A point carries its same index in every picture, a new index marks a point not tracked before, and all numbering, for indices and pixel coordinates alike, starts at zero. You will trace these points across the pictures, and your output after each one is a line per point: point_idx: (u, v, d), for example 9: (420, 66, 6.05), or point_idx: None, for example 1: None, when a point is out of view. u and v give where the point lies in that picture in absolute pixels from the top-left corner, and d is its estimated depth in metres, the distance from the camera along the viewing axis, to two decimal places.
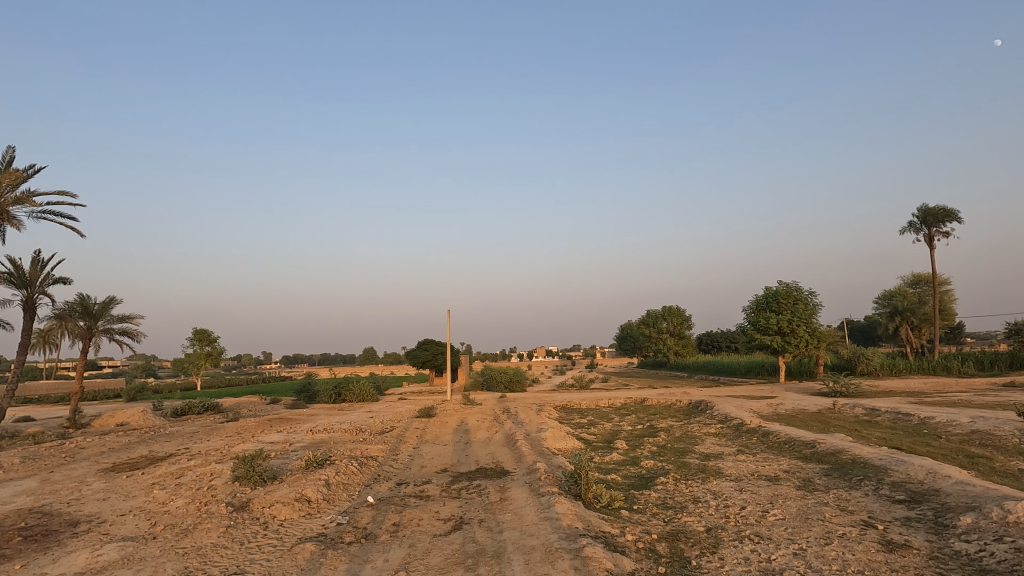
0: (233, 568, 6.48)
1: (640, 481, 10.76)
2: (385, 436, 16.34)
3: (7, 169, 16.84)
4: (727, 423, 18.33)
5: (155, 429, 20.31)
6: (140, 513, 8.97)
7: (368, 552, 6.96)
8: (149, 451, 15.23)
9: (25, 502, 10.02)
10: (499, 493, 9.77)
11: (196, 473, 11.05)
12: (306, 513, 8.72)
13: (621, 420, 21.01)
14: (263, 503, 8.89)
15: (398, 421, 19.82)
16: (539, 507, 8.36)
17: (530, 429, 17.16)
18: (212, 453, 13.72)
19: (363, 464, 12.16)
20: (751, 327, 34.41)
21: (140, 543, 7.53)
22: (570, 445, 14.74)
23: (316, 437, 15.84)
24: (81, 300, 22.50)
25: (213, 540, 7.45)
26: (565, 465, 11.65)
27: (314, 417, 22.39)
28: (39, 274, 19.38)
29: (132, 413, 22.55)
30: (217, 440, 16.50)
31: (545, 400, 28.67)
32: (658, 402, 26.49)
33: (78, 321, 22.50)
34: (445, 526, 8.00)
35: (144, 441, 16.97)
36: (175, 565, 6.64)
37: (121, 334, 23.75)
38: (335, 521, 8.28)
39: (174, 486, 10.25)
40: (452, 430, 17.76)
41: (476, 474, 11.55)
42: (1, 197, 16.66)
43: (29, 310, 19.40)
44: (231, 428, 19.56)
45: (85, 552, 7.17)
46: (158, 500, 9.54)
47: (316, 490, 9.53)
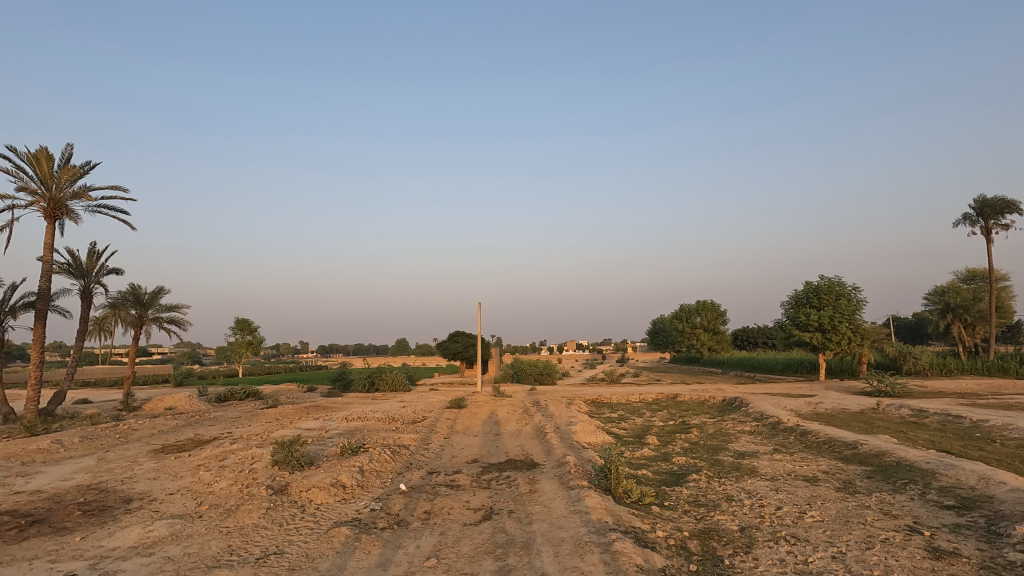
0: (272, 549, 6.74)
1: (671, 477, 10.62)
2: (417, 426, 16.62)
3: (66, 165, 17.77)
4: (763, 421, 17.85)
5: (199, 414, 21.29)
6: (186, 493, 9.43)
7: (400, 538, 7.13)
8: (194, 434, 15.98)
9: (83, 479, 10.68)
10: (528, 485, 9.81)
11: (237, 457, 11.53)
12: (341, 498, 8.99)
13: (652, 415, 20.72)
14: (300, 487, 9.22)
15: (430, 411, 20.14)
16: (569, 500, 8.36)
17: (560, 423, 17.15)
18: (252, 438, 14.29)
19: (396, 452, 12.43)
20: (789, 323, 33.32)
21: (186, 521, 7.93)
22: (600, 439, 14.66)
23: (350, 425, 16.26)
24: (133, 290, 23.69)
25: (254, 521, 7.77)
26: (595, 459, 11.60)
27: (349, 405, 23.00)
28: (94, 265, 20.50)
29: (179, 398, 23.73)
30: (257, 426, 17.16)
31: (575, 394, 28.54)
32: (691, 398, 26.03)
33: (129, 310, 23.72)
34: (475, 515, 8.11)
35: (190, 425, 17.82)
36: (219, 543, 6.96)
37: (169, 323, 24.92)
38: (368, 507, 8.51)
39: (218, 469, 10.72)
40: (482, 422, 17.90)
41: (505, 466, 11.63)
42: (60, 192, 17.64)
43: (86, 299, 20.57)
44: (269, 415, 20.28)
45: (137, 528, 7.60)
46: (203, 481, 10.00)
47: (351, 476, 9.81)
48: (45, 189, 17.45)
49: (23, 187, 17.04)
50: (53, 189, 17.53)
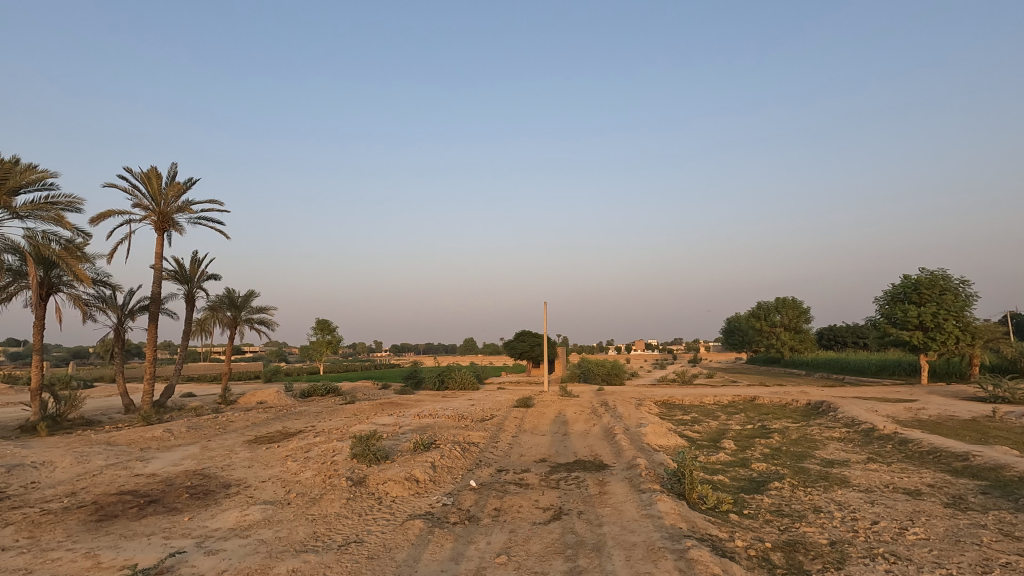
0: (353, 537, 7.12)
1: (750, 484, 10.06)
2: (486, 424, 16.90)
3: (172, 183, 19.76)
4: (855, 427, 16.47)
5: (286, 408, 22.95)
6: (276, 481, 10.18)
7: (471, 534, 7.28)
8: (283, 427, 17.22)
9: (190, 465, 11.83)
10: (598, 487, 9.67)
11: (319, 449, 12.29)
12: (414, 492, 9.33)
13: (728, 418, 19.74)
14: (377, 480, 9.68)
15: (498, 410, 20.43)
16: (640, 504, 8.15)
17: (629, 424, 16.77)
18: (333, 432, 15.15)
19: (466, 449, 12.71)
20: (884, 321, 30.53)
21: (278, 507, 8.56)
22: (673, 442, 14.16)
23: (422, 422, 16.82)
24: (228, 293, 25.94)
25: (336, 510, 8.24)
26: (667, 462, 11.23)
27: (420, 402, 23.83)
28: (196, 271, 22.65)
29: (269, 392, 25.72)
30: (337, 420, 18.20)
31: (644, 395, 27.80)
32: (771, 402, 24.50)
33: (226, 312, 25.99)
34: (545, 514, 8.12)
35: (279, 418, 19.22)
36: (305, 529, 7.46)
37: (259, 324, 27.04)
38: (441, 502, 8.76)
39: (303, 459, 11.48)
40: (550, 421, 17.88)
41: (574, 467, 11.53)
42: (167, 207, 19.64)
43: (190, 302, 22.78)
44: (348, 410, 21.46)
45: (235, 511, 8.31)
46: (291, 471, 10.76)
47: (424, 471, 10.15)
48: (155, 205, 19.49)
49: (137, 203, 19.13)
50: (161, 204, 19.55)
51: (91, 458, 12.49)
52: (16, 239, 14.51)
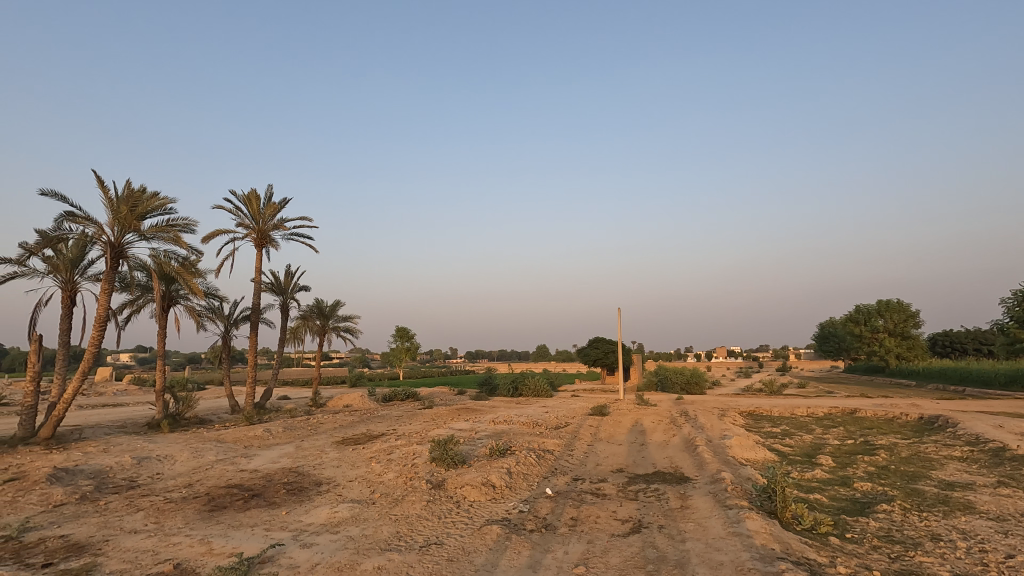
0: (433, 539, 7.33)
1: (853, 505, 9.15)
2: (560, 431, 16.77)
3: (268, 203, 21.63)
4: (980, 446, 14.52)
5: (370, 411, 24.18)
6: (362, 481, 10.73)
7: (548, 542, 7.24)
8: (367, 429, 18.16)
9: (286, 462, 12.80)
10: (679, 501, 9.25)
11: (401, 452, 12.81)
12: (491, 497, 9.45)
13: (824, 432, 18.16)
14: (455, 484, 9.92)
15: (572, 417, 20.22)
16: (726, 521, 7.69)
17: (712, 435, 15.92)
18: (413, 435, 15.77)
19: (541, 457, 12.68)
20: (1013, 325, 26.81)
21: (364, 506, 9.01)
22: (761, 456, 13.24)
23: (498, 428, 17.03)
24: (317, 303, 27.87)
25: (417, 512, 8.54)
26: (755, 477, 10.53)
27: (495, 409, 24.13)
28: (289, 283, 24.54)
29: (355, 396, 27.25)
30: (417, 424, 18.88)
31: (728, 405, 26.35)
32: (875, 415, 22.26)
33: (315, 320, 27.92)
34: (623, 527, 7.90)
35: (363, 421, 20.25)
36: (389, 528, 7.79)
37: (345, 331, 28.78)
38: (517, 508, 8.80)
39: (386, 461, 12.02)
40: (626, 430, 17.42)
41: (653, 478, 11.12)
42: (265, 225, 21.52)
43: (284, 312, 24.72)
44: (427, 414, 22.18)
45: (326, 508, 8.86)
46: (375, 472, 11.31)
47: (500, 477, 10.27)
48: (254, 224, 21.41)
49: (240, 222, 21.11)
50: (260, 223, 21.43)
51: (204, 454, 13.88)
52: (143, 258, 16.52)
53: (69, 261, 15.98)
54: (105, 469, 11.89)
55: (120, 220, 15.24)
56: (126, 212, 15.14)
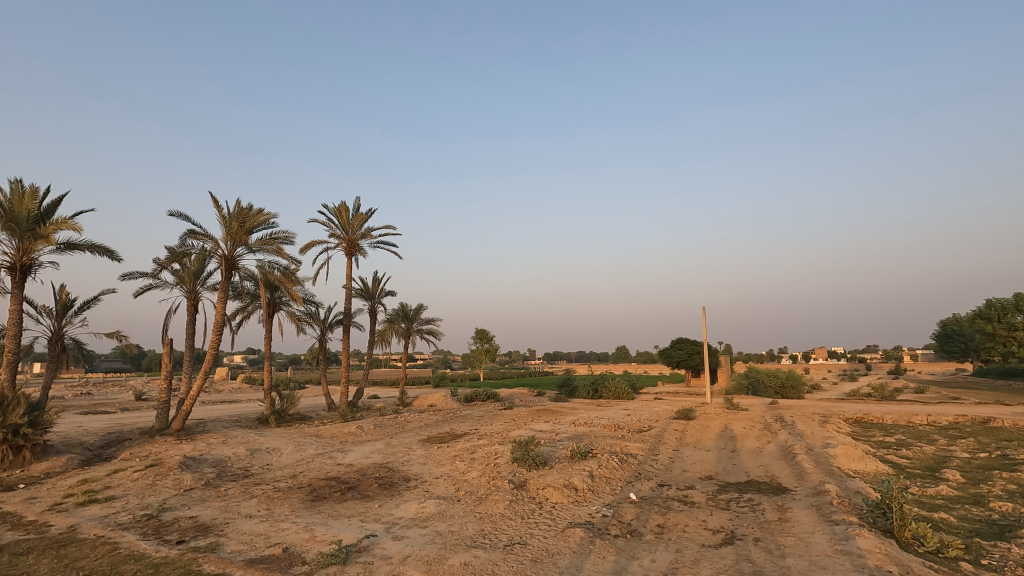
0: (517, 538, 7.41)
1: (990, 528, 8.01)
2: (644, 435, 16.30)
3: (357, 213, 23.06)
4: None
5: (453, 411, 24.94)
6: (447, 478, 11.10)
7: (633, 548, 7.06)
8: (450, 428, 18.75)
9: (377, 458, 13.56)
10: (777, 512, 8.64)
11: (483, 451, 13.10)
12: (574, 499, 9.38)
13: (950, 443, 16.06)
14: (537, 484, 9.98)
15: (655, 421, 19.57)
16: (832, 537, 7.06)
17: (812, 443, 14.69)
18: (494, 435, 16.07)
19: (624, 460, 12.40)
20: None
21: (450, 503, 9.32)
22: (873, 468, 11.99)
23: (578, 430, 16.88)
24: (402, 307, 29.27)
25: (500, 511, 8.67)
26: (866, 491, 9.57)
27: (575, 411, 23.91)
28: (377, 288, 25.99)
29: (438, 396, 28.28)
30: (498, 425, 19.21)
31: (831, 411, 24.16)
32: (1016, 426, 19.32)
33: (401, 323, 29.33)
34: (714, 537, 7.51)
35: (447, 421, 20.91)
36: (474, 526, 7.99)
37: (428, 334, 29.95)
38: (600, 512, 8.66)
39: (469, 460, 12.35)
40: (715, 436, 16.55)
41: (747, 488, 10.47)
42: (354, 234, 22.94)
43: (372, 316, 26.21)
44: (507, 415, 22.48)
45: (415, 503, 9.27)
46: (459, 470, 11.65)
47: (582, 479, 10.18)
48: (345, 234, 22.91)
49: (332, 233, 22.68)
50: (350, 233, 22.91)
51: (306, 447, 15.08)
52: (252, 269, 18.26)
53: (191, 273, 18.07)
54: (225, 458, 13.27)
55: (232, 235, 16.98)
56: (237, 227, 16.84)
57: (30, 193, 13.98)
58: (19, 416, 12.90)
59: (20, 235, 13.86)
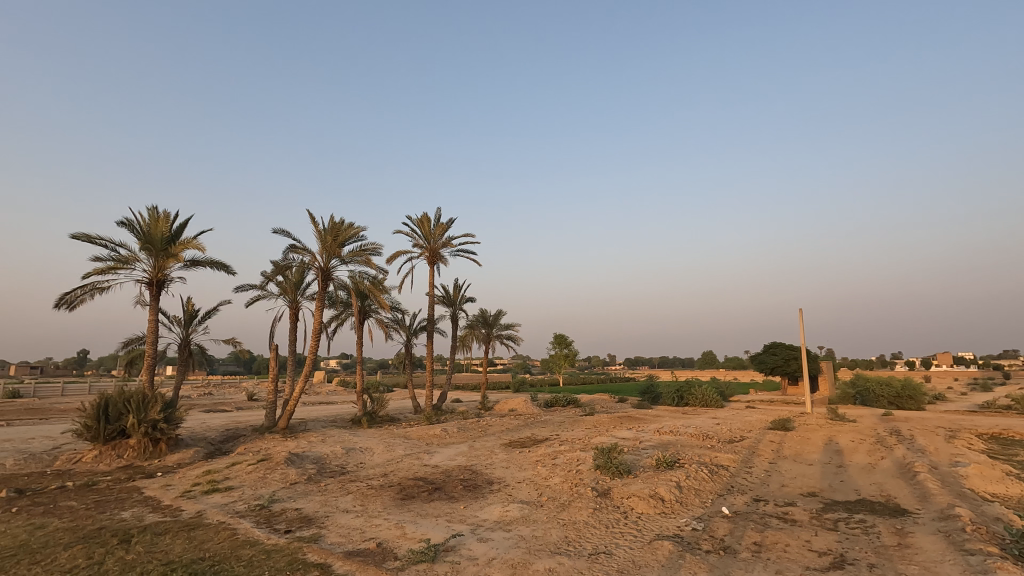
0: (602, 548, 7.26)
1: None
2: (736, 446, 15.36)
3: (438, 224, 23.99)
4: None
5: (534, 416, 25.04)
6: (530, 483, 11.15)
7: (727, 566, 6.65)
8: (532, 434, 18.82)
9: (462, 460, 13.95)
10: (895, 537, 7.75)
11: (565, 457, 13.01)
12: (661, 510, 9.04)
13: None
14: (622, 494, 9.73)
15: (748, 431, 18.38)
16: (966, 569, 6.20)
17: (937, 461, 13.03)
18: (576, 441, 15.93)
19: (714, 472, 11.76)
20: None
21: (533, 507, 9.34)
22: (1016, 491, 10.38)
23: (664, 438, 16.27)
24: (482, 313, 29.94)
25: (584, 518, 8.57)
26: (1009, 518, 8.31)
27: (660, 418, 23.07)
28: (457, 295, 26.82)
29: (519, 401, 28.53)
30: (579, 431, 19.01)
31: (960, 425, 21.28)
32: None
33: (481, 329, 30.01)
34: (820, 560, 6.88)
35: (528, 426, 21.01)
36: (558, 532, 7.93)
37: (508, 339, 30.39)
38: (690, 526, 8.27)
39: (551, 466, 12.31)
40: (818, 449, 15.22)
41: (858, 507, 9.50)
42: (436, 244, 23.89)
43: (454, 322, 27.06)
44: (588, 421, 22.17)
45: (498, 507, 9.39)
46: (541, 475, 11.65)
47: (669, 490, 9.78)
48: (427, 244, 23.91)
49: (415, 243, 23.80)
50: (432, 242, 23.86)
51: (395, 448, 15.86)
52: (344, 278, 19.59)
53: (293, 284, 19.74)
54: (324, 456, 14.31)
55: (327, 248, 18.35)
56: (331, 241, 18.17)
57: (163, 218, 16.07)
58: (157, 413, 14.76)
59: (156, 254, 15.94)
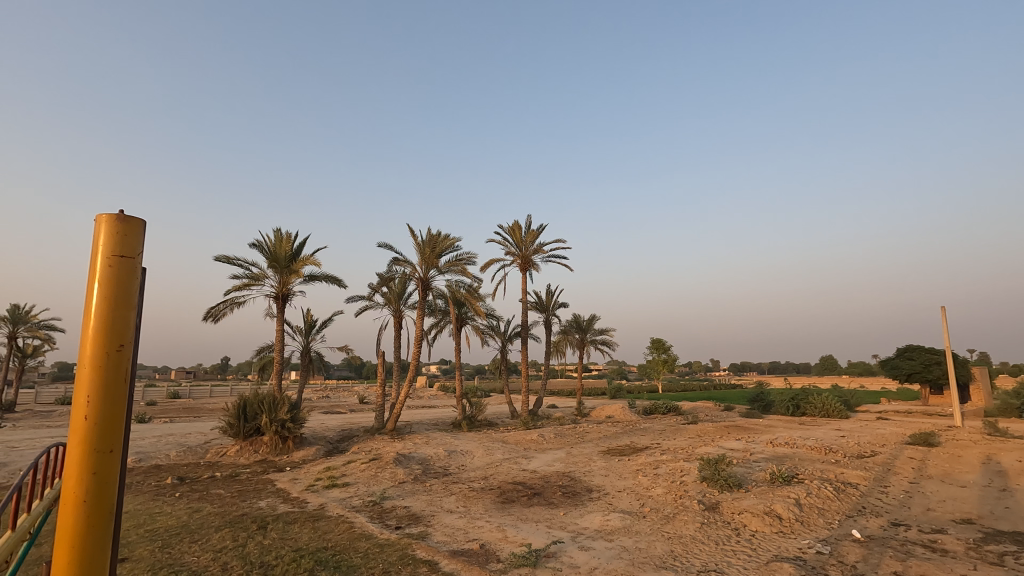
0: (712, 566, 6.84)
1: None
2: (865, 461, 13.72)
3: (530, 231, 24.27)
4: None
5: (633, 424, 24.30)
6: (631, 493, 10.81)
7: None
8: (631, 441, 18.28)
9: (560, 466, 13.91)
10: None
11: (668, 467, 12.45)
12: (779, 530, 8.31)
13: None
14: (733, 509, 9.10)
15: (881, 445, 16.33)
16: None
17: None
18: (679, 451, 15.21)
19: (840, 490, 10.59)
20: None
21: (635, 518, 9.05)
22: None
23: (778, 450, 14.99)
24: (576, 318, 29.74)
25: (691, 533, 8.13)
26: None
27: (773, 429, 21.29)
28: (550, 300, 26.92)
29: (616, 408, 27.87)
30: (682, 440, 18.14)
31: None
32: None
33: (575, 335, 29.82)
34: None
35: (627, 433, 20.42)
36: (663, 546, 7.61)
37: (602, 344, 29.89)
38: (814, 548, 7.52)
39: (653, 476, 11.84)
40: (972, 468, 13.11)
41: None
42: (528, 250, 24.21)
43: (548, 327, 27.16)
44: (692, 430, 21.05)
45: (598, 515, 9.22)
46: (643, 485, 11.24)
47: (787, 508, 8.98)
48: (519, 251, 24.29)
49: (508, 251, 24.27)
50: (523, 249, 24.21)
51: (494, 452, 16.23)
52: (442, 288, 20.50)
53: (396, 294, 21.05)
54: (428, 457, 15.02)
55: (426, 259, 19.34)
56: (429, 252, 19.14)
57: (286, 238, 17.98)
58: (285, 413, 16.45)
59: (281, 271, 17.86)
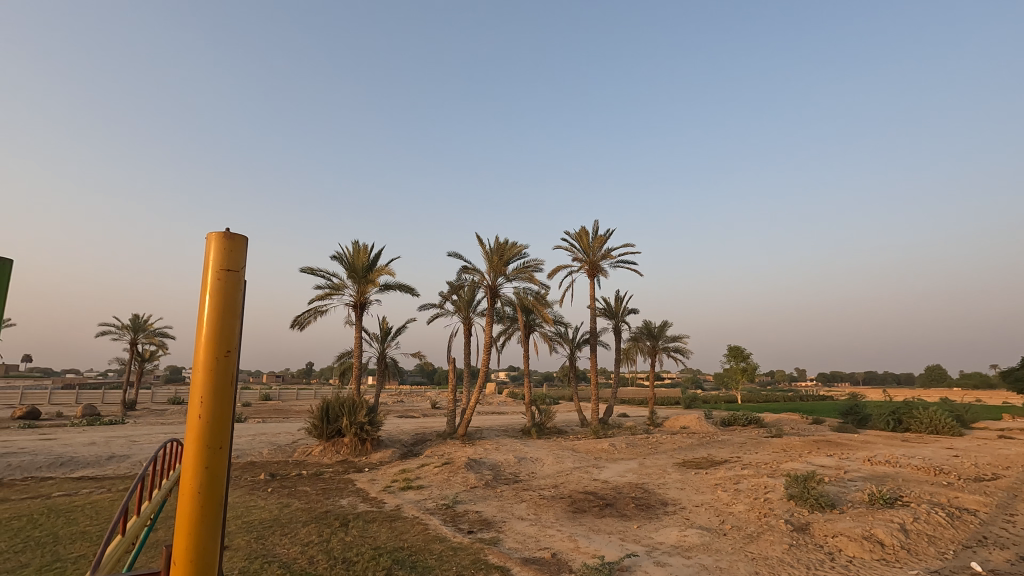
0: None
1: None
2: (985, 485, 12.16)
3: (597, 236, 23.98)
4: None
5: (710, 435, 23.15)
6: (710, 508, 10.28)
7: None
8: (708, 454, 17.42)
9: (632, 477, 13.52)
10: None
11: (750, 482, 11.72)
12: (881, 557, 7.56)
13: None
14: (825, 531, 8.40)
15: (1004, 468, 14.42)
16: None
17: None
18: (763, 465, 14.29)
19: (954, 516, 9.45)
20: None
21: (714, 535, 8.59)
22: None
23: (877, 469, 13.66)
24: (647, 324, 28.92)
25: (778, 554, 7.59)
26: None
27: (870, 445, 19.45)
28: (619, 306, 26.38)
29: (691, 418, 26.70)
30: (765, 454, 17.02)
31: None
32: None
33: (646, 341, 28.99)
34: None
35: (704, 445, 19.49)
36: (746, 567, 7.16)
37: (675, 352, 28.81)
38: None
39: (734, 491, 11.19)
40: None
41: None
42: (595, 256, 23.91)
43: (617, 334, 26.62)
44: (776, 444, 19.71)
45: (675, 530, 8.85)
46: (723, 501, 10.66)
47: (890, 533, 8.14)
48: (586, 256, 24.05)
49: (575, 257, 24.10)
50: (591, 255, 23.93)
51: (564, 460, 16.07)
52: (510, 295, 20.71)
53: (465, 302, 21.53)
54: (499, 463, 15.16)
55: (493, 267, 19.66)
56: (496, 260, 19.44)
57: (363, 250, 18.97)
58: (363, 416, 17.28)
59: (358, 281, 18.85)
